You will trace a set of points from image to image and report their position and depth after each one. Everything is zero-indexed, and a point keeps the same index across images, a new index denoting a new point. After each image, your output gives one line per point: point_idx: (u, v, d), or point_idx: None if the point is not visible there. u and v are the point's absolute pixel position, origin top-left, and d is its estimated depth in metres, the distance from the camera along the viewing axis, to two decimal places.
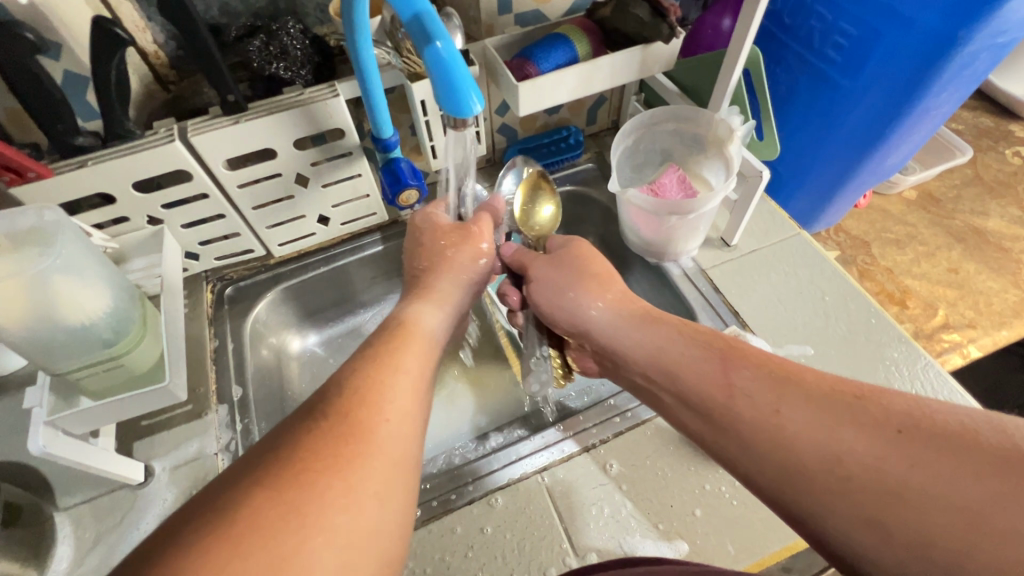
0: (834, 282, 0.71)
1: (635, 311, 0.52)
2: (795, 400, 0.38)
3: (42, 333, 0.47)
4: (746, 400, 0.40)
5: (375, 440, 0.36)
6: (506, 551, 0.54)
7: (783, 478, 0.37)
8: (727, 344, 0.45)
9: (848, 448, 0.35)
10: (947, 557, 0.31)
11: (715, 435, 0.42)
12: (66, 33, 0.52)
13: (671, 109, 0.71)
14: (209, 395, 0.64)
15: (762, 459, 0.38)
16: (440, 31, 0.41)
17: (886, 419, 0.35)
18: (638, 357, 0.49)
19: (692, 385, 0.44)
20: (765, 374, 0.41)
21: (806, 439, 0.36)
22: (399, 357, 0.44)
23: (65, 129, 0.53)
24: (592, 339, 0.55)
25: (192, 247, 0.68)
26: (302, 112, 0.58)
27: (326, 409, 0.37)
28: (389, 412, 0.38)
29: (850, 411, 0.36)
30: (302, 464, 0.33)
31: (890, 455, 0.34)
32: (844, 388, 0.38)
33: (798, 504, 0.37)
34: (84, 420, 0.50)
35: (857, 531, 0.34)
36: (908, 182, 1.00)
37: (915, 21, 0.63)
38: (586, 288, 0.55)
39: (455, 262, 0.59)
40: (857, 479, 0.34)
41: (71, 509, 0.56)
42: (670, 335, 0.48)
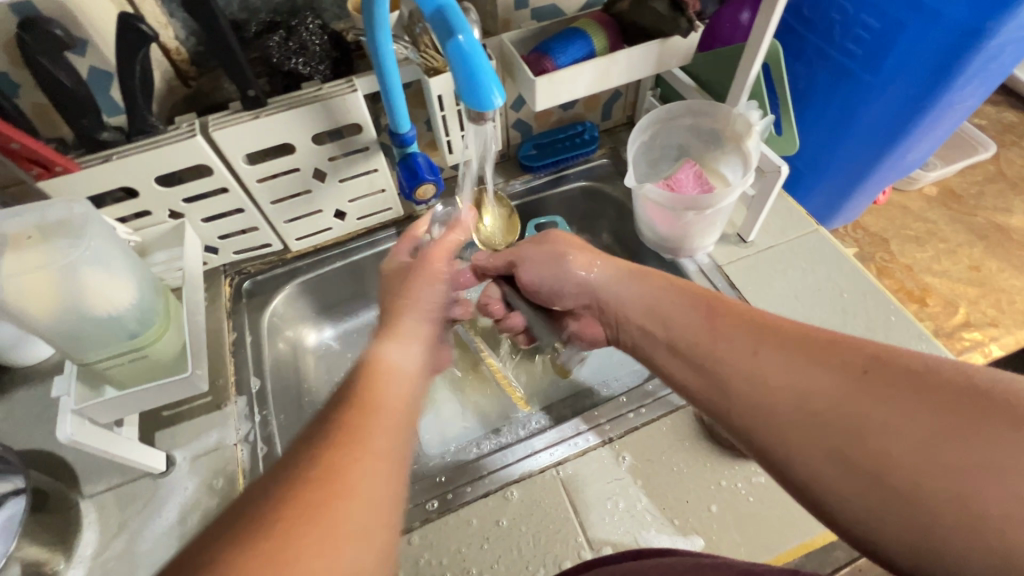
0: (853, 279, 0.71)
1: (630, 269, 0.57)
2: (770, 343, 0.42)
3: (70, 324, 0.48)
4: (728, 345, 0.44)
5: (354, 479, 0.33)
6: (522, 544, 0.54)
7: (759, 418, 0.40)
8: (717, 299, 0.49)
9: (813, 388, 0.38)
10: (906, 481, 0.32)
11: (698, 381, 0.45)
12: (91, 29, 0.53)
13: (688, 104, 0.70)
14: (228, 386, 0.66)
15: (740, 401, 0.42)
16: (462, 26, 0.41)
17: (854, 359, 0.37)
18: (636, 309, 0.54)
19: (684, 337, 0.48)
20: (747, 323, 0.44)
21: (779, 378, 0.40)
22: (376, 390, 0.41)
23: (90, 124, 0.54)
24: (598, 302, 0.59)
25: (211, 241, 0.69)
26: (320, 107, 0.59)
27: (299, 455, 0.34)
28: (365, 450, 0.35)
29: (819, 354, 0.39)
30: (275, 517, 0.30)
31: (853, 390, 0.36)
32: (818, 335, 0.40)
33: (769, 440, 0.39)
34: (109, 409, 0.51)
35: (824, 465, 0.36)
36: (929, 178, 0.99)
37: (940, 13, 0.62)
38: (575, 253, 0.60)
39: (413, 295, 0.55)
40: (824, 415, 0.36)
41: (96, 497, 0.57)
42: (666, 291, 0.52)
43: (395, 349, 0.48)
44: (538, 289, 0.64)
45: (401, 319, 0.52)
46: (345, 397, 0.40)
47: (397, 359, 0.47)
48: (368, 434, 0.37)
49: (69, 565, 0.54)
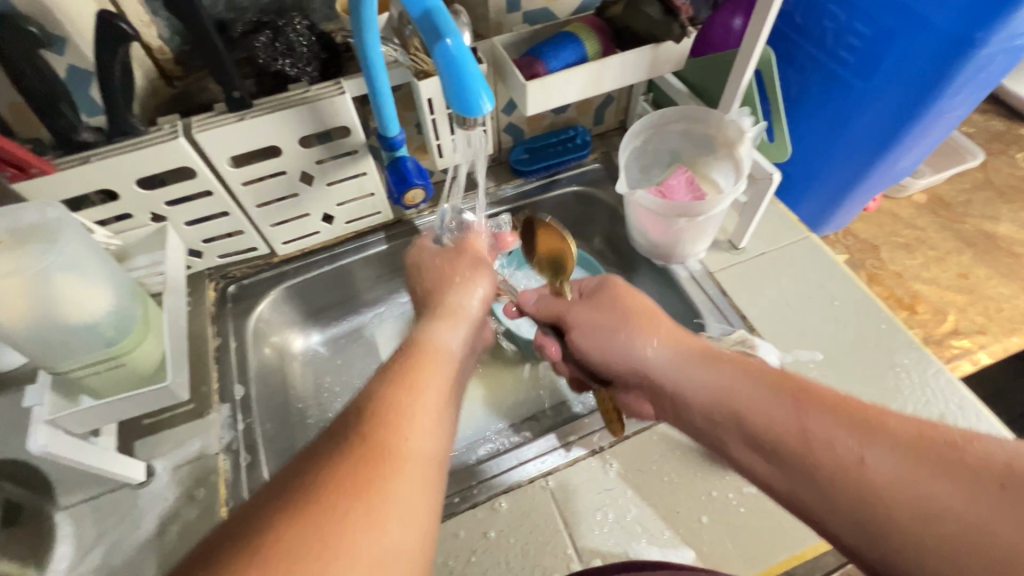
0: (844, 287, 0.70)
1: (693, 350, 0.50)
2: (882, 450, 0.37)
3: (44, 332, 0.46)
4: (826, 449, 0.38)
5: (398, 459, 0.36)
6: (510, 556, 0.53)
7: (874, 536, 0.36)
8: (799, 384, 0.43)
9: (941, 506, 0.34)
10: None
11: (791, 485, 0.41)
12: (70, 27, 0.52)
13: (680, 110, 0.70)
14: (211, 394, 0.64)
15: (847, 513, 0.37)
16: (450, 28, 0.40)
17: (988, 474, 0.34)
18: (702, 397, 0.47)
19: (766, 432, 0.42)
20: (845, 420, 0.39)
21: (898, 495, 0.35)
22: (413, 375, 0.43)
23: (68, 124, 0.52)
24: (652, 385, 0.51)
25: (195, 244, 0.67)
26: (307, 109, 0.58)
27: (345, 436, 0.37)
28: (408, 430, 0.38)
29: (943, 464, 0.35)
30: (319, 494, 0.32)
31: (992, 511, 0.32)
32: (934, 435, 0.37)
33: (893, 561, 0.35)
34: (84, 419, 0.49)
35: None
36: (918, 185, 0.99)
37: (931, 22, 0.62)
38: (634, 330, 0.53)
39: (455, 275, 0.57)
40: (958, 541, 0.33)
41: (72, 508, 0.56)
42: (739, 376, 0.45)
43: (446, 332, 0.51)
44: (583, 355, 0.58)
45: (455, 300, 0.55)
46: (378, 390, 0.41)
47: (445, 340, 0.49)
48: (414, 415, 0.39)
49: None
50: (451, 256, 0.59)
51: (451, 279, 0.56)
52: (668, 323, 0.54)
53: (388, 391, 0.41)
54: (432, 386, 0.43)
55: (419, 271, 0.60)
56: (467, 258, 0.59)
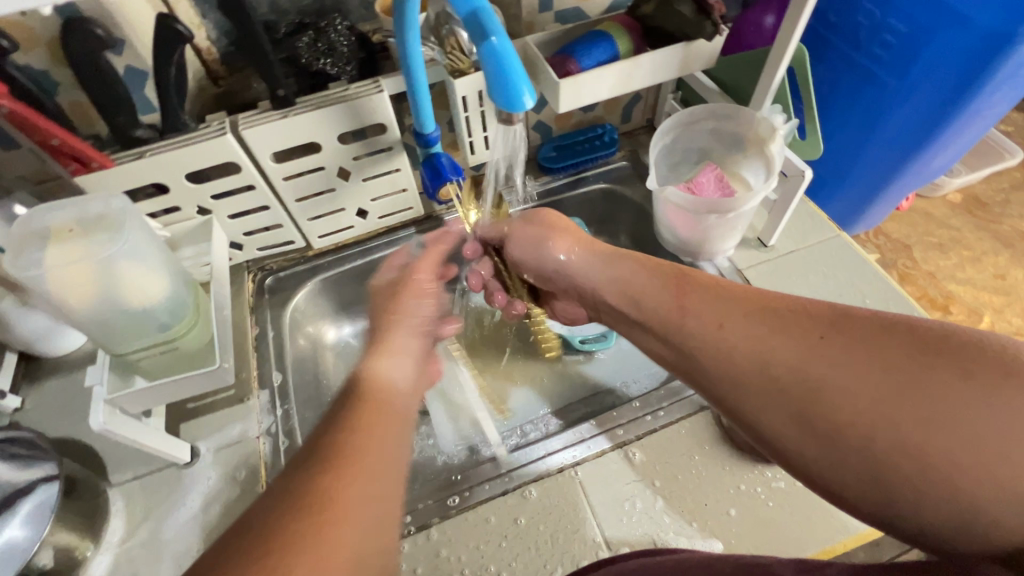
0: (876, 286, 0.70)
1: (605, 252, 0.56)
2: (736, 315, 0.42)
3: (108, 313, 0.49)
4: (694, 318, 0.44)
5: (343, 506, 0.33)
6: (540, 543, 0.54)
7: (726, 386, 0.41)
8: (685, 274, 0.49)
9: (775, 353, 0.39)
10: (861, 441, 0.34)
11: (671, 355, 0.46)
12: (129, 29, 0.55)
13: (710, 107, 0.70)
14: (250, 380, 0.67)
15: (706, 370, 0.43)
16: (495, 27, 0.41)
17: (813, 325, 0.38)
18: (610, 290, 0.54)
19: (653, 311, 0.48)
20: (713, 296, 0.45)
21: (742, 345, 0.41)
22: (365, 415, 0.40)
23: (126, 121, 0.55)
24: (579, 287, 0.58)
25: (237, 237, 0.70)
26: (347, 107, 0.60)
27: (285, 496, 0.33)
28: (355, 474, 0.35)
29: (781, 322, 0.40)
30: (260, 556, 0.30)
31: (810, 353, 0.37)
32: (781, 302, 0.41)
33: (738, 403, 0.41)
34: (139, 400, 0.52)
35: (787, 425, 0.37)
36: (955, 184, 0.97)
37: (968, 19, 0.61)
38: (555, 235, 0.59)
39: (398, 311, 0.54)
40: (783, 379, 0.38)
41: (123, 485, 0.59)
42: (640, 270, 0.52)
43: (381, 363, 0.48)
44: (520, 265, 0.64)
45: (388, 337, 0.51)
46: (324, 435, 0.38)
47: (392, 373, 0.47)
48: (363, 457, 0.36)
49: (98, 551, 0.55)
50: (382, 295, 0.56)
51: (387, 319, 0.53)
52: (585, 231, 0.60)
53: (332, 436, 0.38)
54: (383, 424, 0.40)
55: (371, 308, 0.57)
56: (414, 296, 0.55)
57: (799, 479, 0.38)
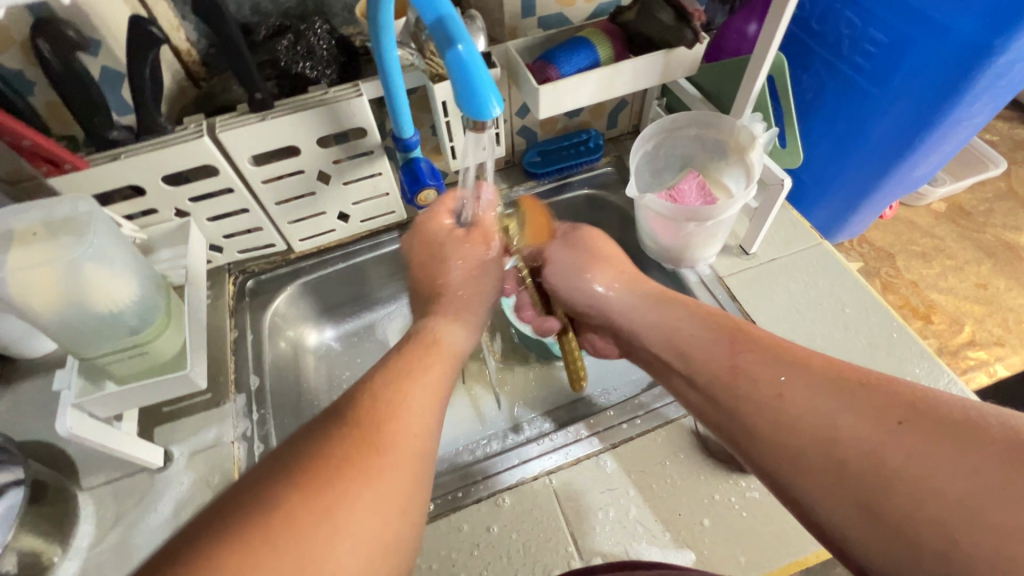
0: (856, 294, 0.70)
1: (649, 292, 0.58)
2: (799, 385, 0.42)
3: (74, 319, 0.48)
4: (753, 384, 0.44)
5: (392, 436, 0.37)
6: (512, 551, 0.54)
7: (783, 459, 0.41)
8: (741, 333, 0.49)
9: (842, 432, 0.38)
10: (932, 538, 0.33)
11: (723, 414, 0.46)
12: (104, 30, 0.54)
13: (692, 115, 0.70)
14: (227, 384, 0.66)
15: (763, 437, 0.42)
16: (463, 35, 0.41)
17: (888, 409, 0.37)
18: (654, 338, 0.54)
19: (705, 369, 0.48)
20: (772, 360, 0.44)
21: (805, 419, 0.40)
22: (422, 365, 0.45)
23: (100, 123, 0.55)
24: (611, 320, 0.60)
25: (217, 239, 0.70)
26: (325, 110, 0.60)
27: (346, 414, 0.38)
28: (407, 419, 0.39)
29: (852, 398, 0.39)
30: (327, 451, 0.35)
31: (882, 438, 0.36)
32: (851, 375, 0.41)
33: (795, 478, 0.40)
34: (108, 404, 0.51)
35: (848, 510, 0.36)
36: (938, 194, 0.98)
37: (949, 29, 0.61)
38: (595, 267, 0.62)
39: (477, 264, 0.61)
40: (848, 460, 0.37)
41: (93, 490, 0.59)
42: (693, 322, 0.52)
43: (450, 326, 0.54)
44: (553, 290, 0.65)
45: (469, 300, 0.59)
46: (380, 374, 0.43)
47: (462, 337, 0.54)
48: (413, 398, 0.41)
49: (65, 556, 0.54)
50: (469, 250, 0.61)
51: (473, 283, 0.60)
52: (627, 267, 0.62)
53: (394, 375, 0.43)
54: (436, 377, 0.45)
55: (434, 251, 0.61)
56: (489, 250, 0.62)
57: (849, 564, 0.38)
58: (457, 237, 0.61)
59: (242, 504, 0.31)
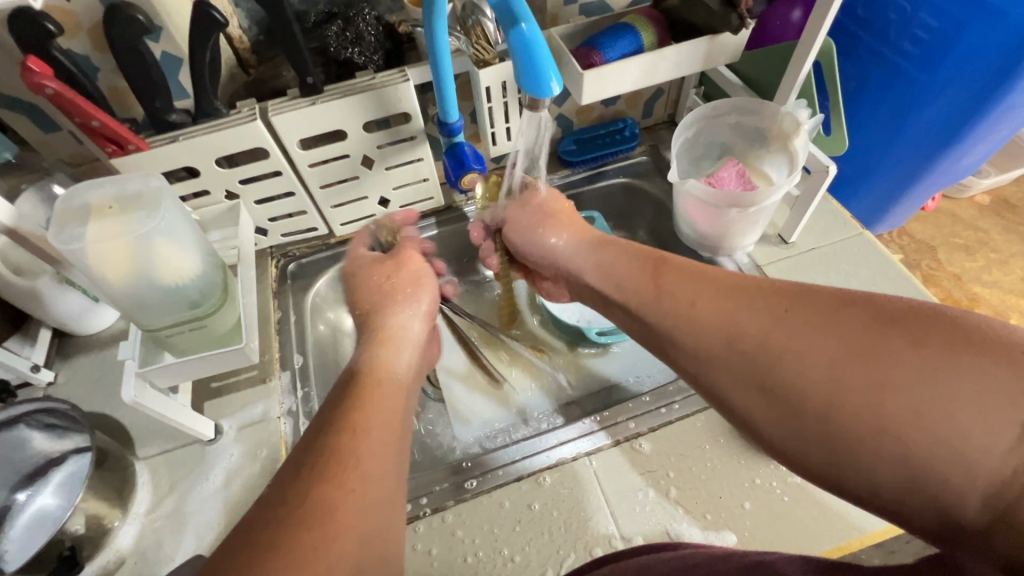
0: (899, 285, 0.69)
1: (594, 239, 0.60)
2: (708, 295, 0.44)
3: (143, 288, 0.50)
4: (668, 298, 0.47)
5: (335, 513, 0.35)
6: (553, 528, 0.55)
7: (696, 361, 0.43)
8: (663, 258, 0.52)
9: (739, 326, 0.41)
10: (814, 404, 0.35)
11: (647, 332, 0.49)
12: (166, 16, 0.56)
13: (734, 101, 0.70)
14: (272, 361, 0.68)
15: (679, 345, 0.45)
16: (525, 14, 0.42)
17: (777, 301, 0.40)
18: (593, 277, 0.57)
19: (631, 293, 0.51)
20: (688, 278, 0.47)
21: (709, 320, 0.43)
22: (360, 415, 0.42)
23: (162, 105, 0.57)
24: (558, 269, 0.62)
25: (262, 223, 0.72)
26: (373, 95, 0.61)
27: (286, 500, 0.35)
28: (354, 480, 0.37)
29: (748, 297, 0.42)
30: (257, 541, 0.33)
31: (772, 327, 0.39)
32: (751, 281, 0.43)
33: (708, 378, 0.42)
34: (168, 375, 0.54)
35: (750, 395, 0.39)
36: (983, 185, 0.97)
37: (1005, 12, 0.60)
38: (549, 225, 0.63)
39: (398, 292, 0.57)
40: (744, 350, 0.40)
41: (149, 459, 0.61)
42: (622, 255, 0.56)
43: (386, 353, 0.51)
44: (515, 247, 0.67)
45: (388, 321, 0.55)
46: (318, 440, 0.40)
47: (388, 367, 0.50)
48: (358, 462, 0.38)
49: (124, 521, 0.57)
50: (382, 268, 0.59)
51: (390, 294, 0.57)
52: (579, 220, 0.64)
53: (326, 440, 0.40)
54: (380, 427, 0.42)
55: (353, 282, 0.60)
56: (403, 273, 0.59)
57: (764, 449, 0.39)
58: (370, 260, 0.61)
59: None
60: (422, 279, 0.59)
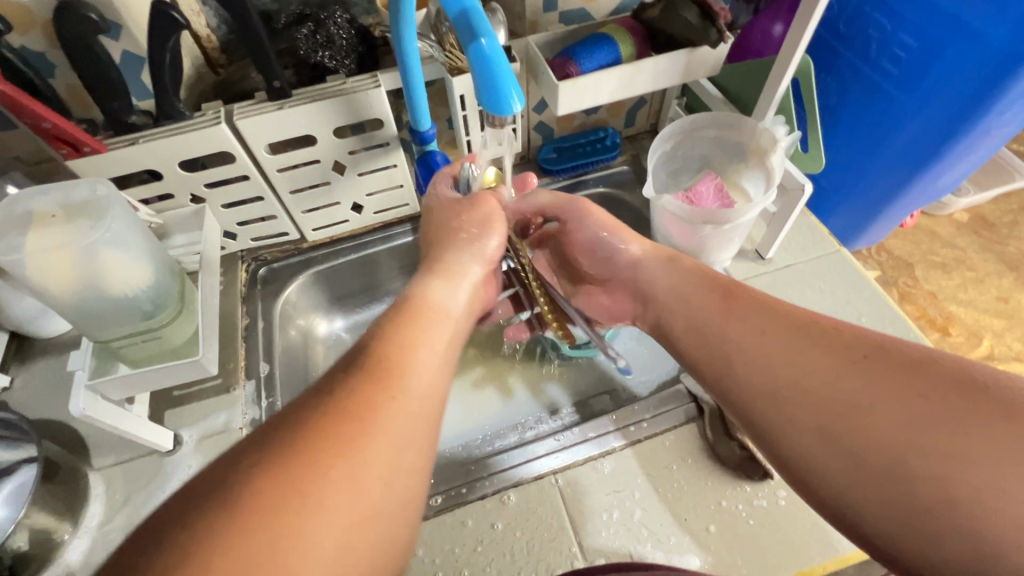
0: (874, 305, 0.69)
1: (665, 256, 0.59)
2: (778, 329, 0.46)
3: (90, 300, 0.49)
4: (735, 326, 0.49)
5: (377, 419, 0.36)
6: (515, 549, 0.54)
7: (759, 398, 0.45)
8: (734, 285, 0.52)
9: (812, 367, 0.43)
10: (883, 458, 0.38)
11: (704, 361, 0.51)
12: (126, 14, 0.54)
13: (713, 115, 0.69)
14: (237, 370, 0.67)
15: (739, 378, 0.47)
16: (485, 29, 0.41)
17: (856, 347, 0.42)
18: (659, 291, 0.57)
19: (699, 315, 0.52)
20: (757, 309, 0.49)
21: (780, 358, 0.45)
22: (409, 331, 0.44)
23: (120, 107, 0.55)
24: (623, 274, 0.62)
25: (230, 227, 0.70)
26: (342, 100, 0.59)
27: (331, 394, 0.36)
28: (399, 390, 0.39)
29: (823, 340, 0.44)
30: (304, 437, 0.33)
31: (847, 371, 0.41)
32: (825, 322, 0.45)
33: (767, 418, 0.45)
34: (122, 387, 0.52)
35: (810, 438, 0.41)
36: (962, 204, 0.98)
37: (983, 35, 0.59)
38: (622, 233, 0.62)
39: (461, 231, 0.57)
40: (813, 393, 0.42)
41: (104, 470, 0.59)
42: (691, 278, 0.56)
43: (438, 287, 0.51)
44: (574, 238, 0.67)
45: (454, 257, 0.55)
46: (368, 346, 0.41)
47: (441, 298, 0.50)
48: (408, 375, 0.40)
49: (74, 535, 0.55)
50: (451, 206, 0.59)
51: (452, 232, 0.57)
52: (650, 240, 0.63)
53: (379, 348, 0.41)
54: (430, 349, 0.43)
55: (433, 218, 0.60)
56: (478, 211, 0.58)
57: (808, 492, 0.42)
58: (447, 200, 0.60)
59: (206, 509, 0.29)
60: (492, 219, 0.58)
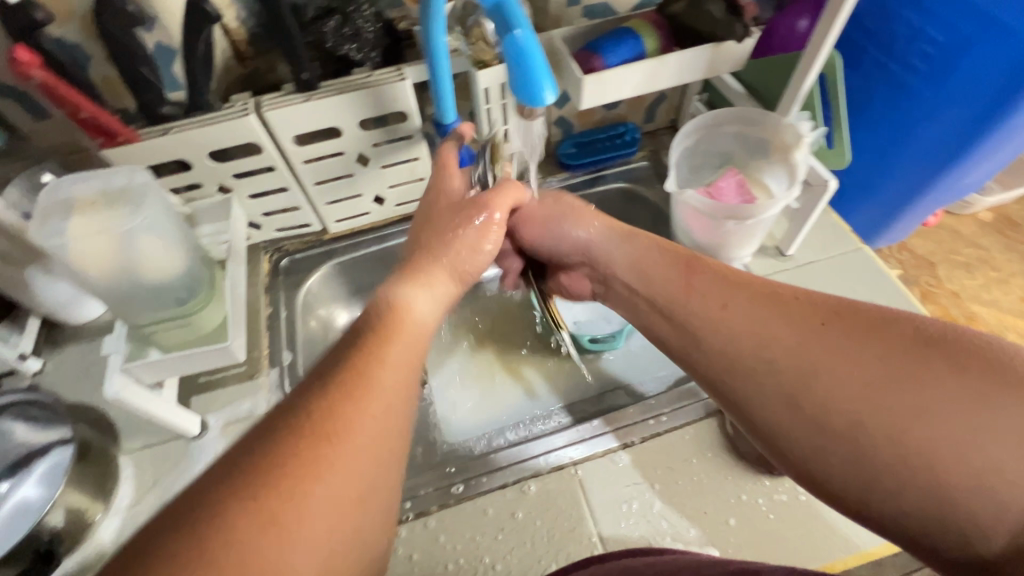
0: (896, 303, 0.68)
1: (620, 230, 0.58)
2: (740, 300, 0.46)
3: (127, 284, 0.51)
4: (699, 300, 0.48)
5: (353, 435, 0.33)
6: (535, 538, 0.54)
7: (727, 370, 0.45)
8: (694, 257, 0.52)
9: (777, 337, 0.43)
10: (846, 422, 0.38)
11: (670, 333, 0.50)
12: (159, 6, 0.55)
13: (736, 111, 0.69)
14: (262, 357, 0.68)
15: (705, 350, 0.47)
16: (518, 20, 0.41)
17: (814, 313, 0.43)
18: (622, 267, 0.56)
19: (660, 288, 0.51)
20: (719, 281, 0.48)
21: (744, 330, 0.45)
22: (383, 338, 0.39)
23: (153, 98, 0.56)
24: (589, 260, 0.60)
25: (255, 217, 0.71)
26: (368, 93, 0.60)
27: (302, 411, 0.33)
28: (375, 406, 0.35)
29: (786, 310, 0.44)
30: (278, 468, 0.30)
31: (811, 338, 0.42)
32: (787, 291, 0.45)
33: (735, 389, 0.45)
34: (153, 370, 0.54)
35: (778, 407, 0.42)
36: (986, 203, 0.97)
37: (1015, 30, 0.59)
38: (573, 218, 0.60)
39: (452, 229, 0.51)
40: (779, 363, 0.42)
41: (133, 453, 0.61)
42: (651, 250, 0.55)
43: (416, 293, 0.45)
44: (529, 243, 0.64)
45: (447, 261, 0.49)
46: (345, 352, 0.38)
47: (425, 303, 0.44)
48: (380, 385, 0.36)
49: (106, 515, 0.56)
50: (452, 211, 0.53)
51: (447, 233, 0.51)
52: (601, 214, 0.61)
53: (353, 360, 0.37)
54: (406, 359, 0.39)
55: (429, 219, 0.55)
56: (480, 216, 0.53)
57: (781, 462, 0.43)
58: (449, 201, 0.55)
59: (178, 551, 0.27)
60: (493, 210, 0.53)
